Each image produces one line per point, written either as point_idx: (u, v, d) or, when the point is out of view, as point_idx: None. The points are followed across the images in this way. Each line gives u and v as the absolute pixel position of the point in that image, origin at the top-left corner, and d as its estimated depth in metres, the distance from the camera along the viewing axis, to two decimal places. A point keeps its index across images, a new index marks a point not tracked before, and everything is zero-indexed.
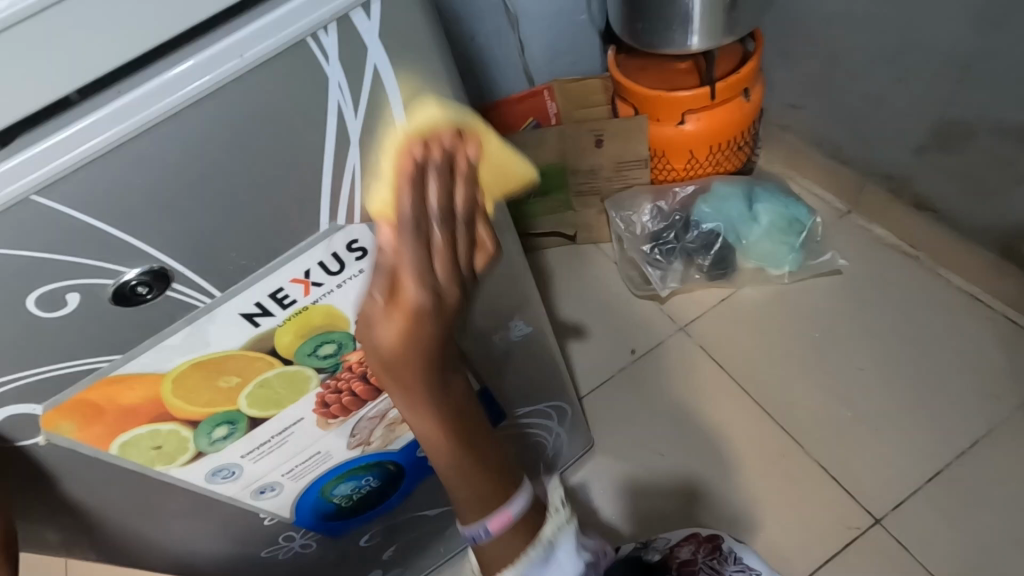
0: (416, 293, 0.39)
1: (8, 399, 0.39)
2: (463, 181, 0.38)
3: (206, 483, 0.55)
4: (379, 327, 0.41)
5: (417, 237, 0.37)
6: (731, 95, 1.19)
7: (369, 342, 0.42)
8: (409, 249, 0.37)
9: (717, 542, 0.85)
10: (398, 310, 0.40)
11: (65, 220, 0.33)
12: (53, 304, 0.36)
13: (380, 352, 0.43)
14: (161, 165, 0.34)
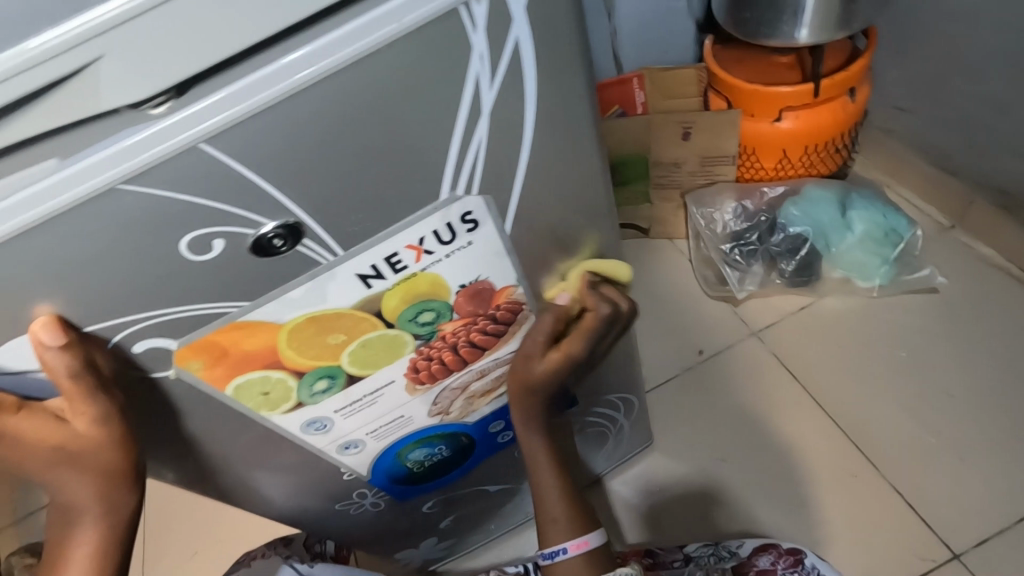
0: (572, 348, 0.61)
1: (148, 333, 0.41)
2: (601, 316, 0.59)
3: (301, 433, 0.58)
4: (536, 365, 0.62)
5: (582, 339, 0.61)
6: (835, 94, 1.13)
7: (522, 369, 0.63)
8: (574, 344, 0.61)
9: (800, 555, 0.81)
10: (555, 352, 0.61)
11: (224, 169, 0.35)
12: (200, 248, 0.38)
13: (529, 377, 0.63)
14: (310, 124, 0.35)
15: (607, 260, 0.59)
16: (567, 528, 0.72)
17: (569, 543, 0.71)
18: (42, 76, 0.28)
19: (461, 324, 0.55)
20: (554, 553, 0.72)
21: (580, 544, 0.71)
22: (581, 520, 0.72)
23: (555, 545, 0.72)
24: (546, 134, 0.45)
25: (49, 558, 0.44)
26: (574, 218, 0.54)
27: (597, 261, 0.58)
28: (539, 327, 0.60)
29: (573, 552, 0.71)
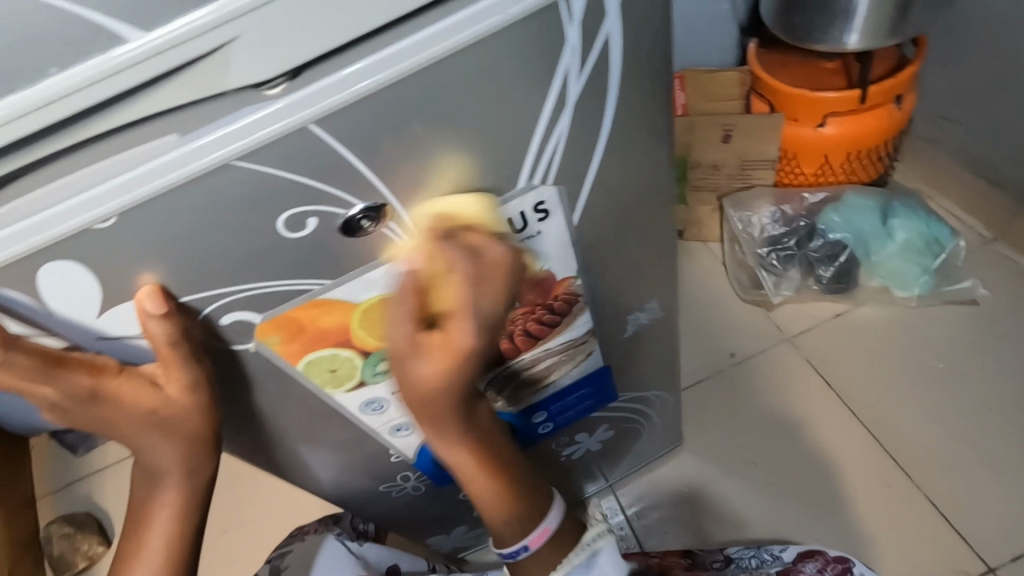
0: (465, 338, 0.43)
1: (236, 306, 0.43)
2: (490, 277, 0.42)
3: (358, 412, 0.60)
4: (416, 363, 0.44)
5: (472, 319, 0.42)
6: (881, 101, 1.13)
7: (402, 372, 0.45)
8: (467, 328, 0.43)
9: (848, 564, 0.80)
10: (441, 345, 0.43)
11: (328, 151, 0.36)
12: (296, 225, 0.39)
13: (416, 386, 0.46)
14: (411, 109, 0.36)
15: (468, 197, 0.42)
16: (524, 522, 0.59)
17: (529, 538, 0.59)
18: (181, 55, 0.30)
19: (520, 313, 0.56)
20: (513, 552, 0.59)
21: (539, 536, 0.59)
22: (532, 515, 0.59)
23: (512, 544, 0.59)
24: (622, 129, 0.46)
25: (131, 519, 0.46)
26: (636, 212, 0.55)
27: (455, 200, 0.42)
28: (409, 310, 0.42)
29: (535, 548, 0.59)
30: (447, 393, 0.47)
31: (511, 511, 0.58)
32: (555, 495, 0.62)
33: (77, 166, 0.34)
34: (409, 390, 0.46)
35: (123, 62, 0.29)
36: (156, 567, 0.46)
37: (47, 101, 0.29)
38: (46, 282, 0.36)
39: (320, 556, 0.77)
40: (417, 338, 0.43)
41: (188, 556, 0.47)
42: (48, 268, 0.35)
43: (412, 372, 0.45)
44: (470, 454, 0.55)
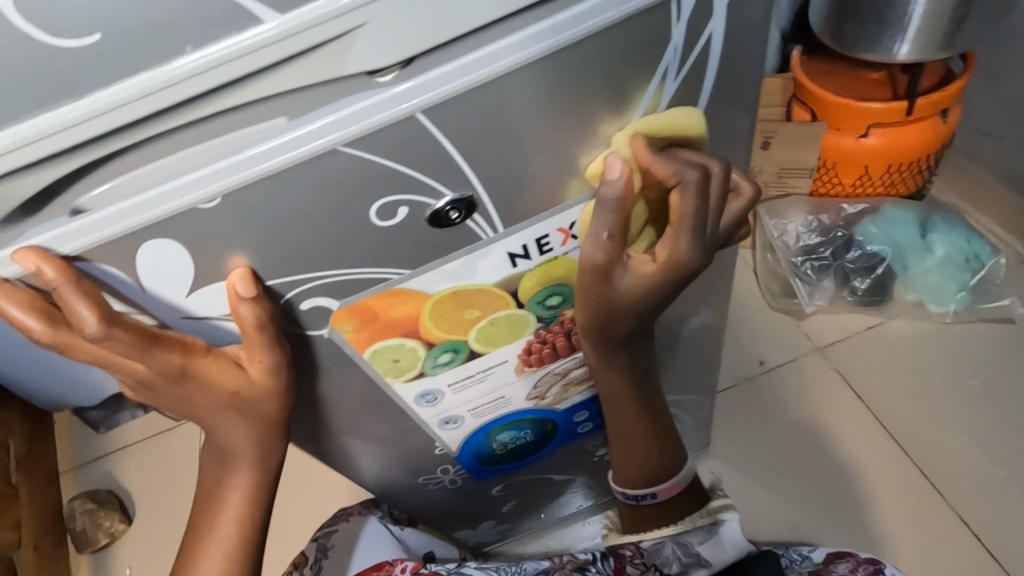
0: (679, 251, 0.43)
1: (317, 291, 0.43)
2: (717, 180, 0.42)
3: (413, 403, 0.60)
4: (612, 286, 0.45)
5: (699, 223, 0.42)
6: (926, 114, 1.12)
7: (598, 291, 0.46)
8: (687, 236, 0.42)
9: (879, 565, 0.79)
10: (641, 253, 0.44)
11: (431, 140, 0.36)
12: (387, 215, 0.39)
13: (610, 305, 0.47)
14: (514, 102, 0.37)
15: (670, 112, 0.42)
16: (657, 473, 0.67)
17: (657, 488, 0.67)
18: (310, 38, 0.30)
19: None
20: (639, 497, 0.68)
21: (669, 488, 0.67)
22: (664, 468, 0.67)
23: (642, 490, 0.68)
24: (707, 131, 0.46)
25: (201, 501, 0.46)
26: None
27: (658, 116, 0.41)
28: (617, 221, 0.41)
29: (661, 497, 0.68)
30: (627, 313, 0.48)
31: (651, 456, 0.66)
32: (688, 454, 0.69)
33: (186, 145, 0.34)
34: (597, 300, 0.46)
35: (257, 43, 0.29)
36: (225, 548, 0.46)
37: (180, 78, 0.30)
38: (144, 258, 0.36)
39: (362, 536, 0.79)
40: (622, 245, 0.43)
41: (255, 540, 0.47)
42: (149, 245, 0.35)
43: (606, 288, 0.45)
44: (625, 395, 0.59)
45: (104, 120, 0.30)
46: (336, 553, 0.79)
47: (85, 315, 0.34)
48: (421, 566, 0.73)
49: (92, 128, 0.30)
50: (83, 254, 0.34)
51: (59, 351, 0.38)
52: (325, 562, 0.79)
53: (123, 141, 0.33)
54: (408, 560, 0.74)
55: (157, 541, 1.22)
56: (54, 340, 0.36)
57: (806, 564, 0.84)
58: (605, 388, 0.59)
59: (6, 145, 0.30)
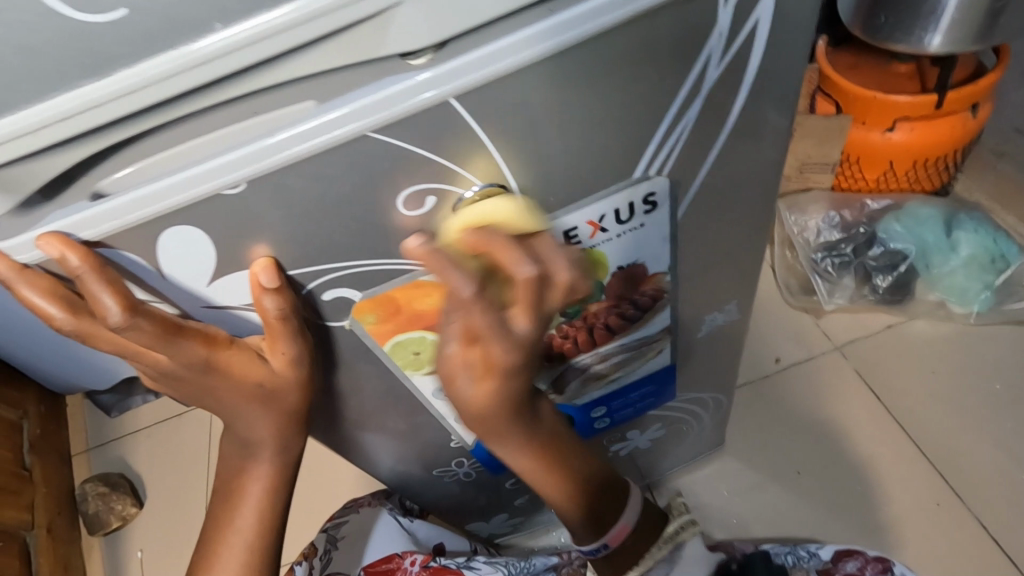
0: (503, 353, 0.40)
1: (342, 282, 0.42)
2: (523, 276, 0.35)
3: (431, 397, 0.59)
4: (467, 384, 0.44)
5: (503, 333, 0.38)
6: (957, 109, 1.09)
7: (457, 394, 0.46)
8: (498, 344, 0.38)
9: (888, 564, 0.78)
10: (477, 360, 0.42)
11: (464, 127, 0.35)
12: (416, 204, 0.38)
13: (471, 408, 0.47)
14: (551, 89, 0.35)
15: (496, 201, 0.38)
16: (603, 523, 0.66)
17: (607, 537, 0.66)
18: (346, 17, 0.29)
19: (605, 306, 0.56)
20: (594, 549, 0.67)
21: (615, 532, 0.66)
22: (609, 515, 0.66)
23: (593, 543, 0.66)
24: (746, 123, 0.44)
25: (221, 490, 0.46)
26: (737, 210, 0.53)
27: (473, 208, 0.38)
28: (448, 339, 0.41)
29: (614, 544, 0.66)
30: (500, 403, 0.47)
31: (584, 509, 0.64)
32: (627, 494, 0.67)
33: (213, 128, 0.33)
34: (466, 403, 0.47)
35: (292, 21, 0.28)
36: (247, 538, 0.45)
37: (210, 58, 0.28)
38: (166, 245, 0.35)
39: (375, 527, 0.77)
40: (460, 360, 0.42)
41: (275, 531, 0.47)
42: (171, 232, 0.34)
43: (462, 393, 0.46)
44: (533, 464, 0.57)
45: (130, 100, 0.29)
46: (348, 544, 0.76)
47: (109, 303, 0.33)
48: (432, 559, 0.74)
49: (116, 110, 0.29)
50: (105, 241, 0.33)
51: (79, 340, 0.37)
52: (335, 554, 0.75)
53: (149, 122, 0.32)
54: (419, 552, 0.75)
55: (168, 529, 1.22)
56: (75, 329, 0.35)
57: (814, 560, 0.82)
58: (511, 462, 0.58)
59: (29, 125, 0.29)
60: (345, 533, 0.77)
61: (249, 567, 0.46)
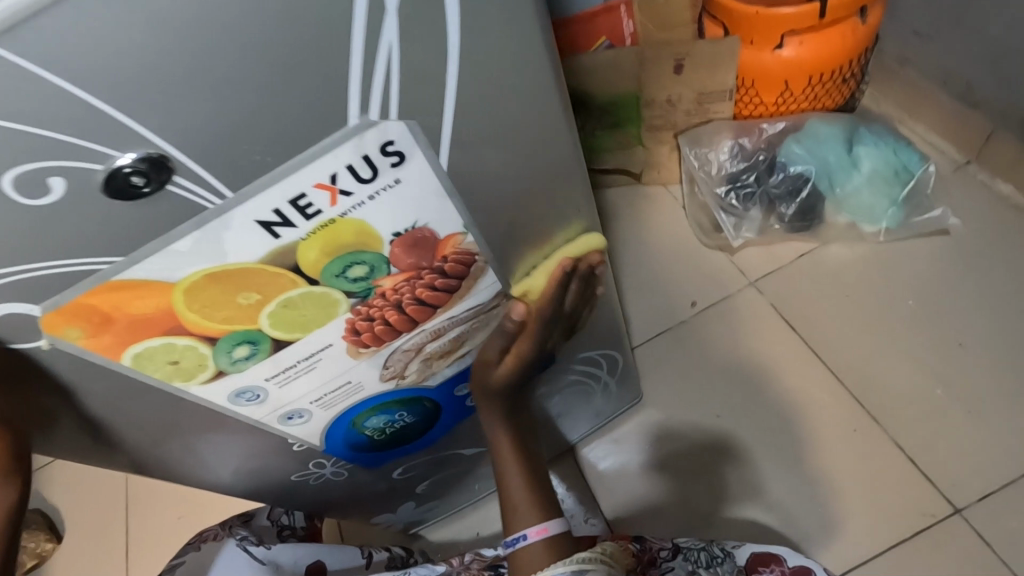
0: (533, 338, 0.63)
1: (6, 294, 0.35)
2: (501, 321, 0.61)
3: (231, 404, 0.52)
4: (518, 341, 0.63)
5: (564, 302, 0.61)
6: (844, 15, 1.01)
7: (482, 378, 0.66)
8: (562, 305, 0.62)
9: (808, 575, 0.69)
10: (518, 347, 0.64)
11: (41, 83, 0.28)
12: (37, 190, 0.31)
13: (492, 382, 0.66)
14: (148, 14, 0.27)
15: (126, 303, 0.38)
16: (524, 518, 0.67)
17: (529, 529, 0.66)
18: None
19: (403, 279, 0.49)
20: (514, 541, 0.66)
21: (540, 530, 0.66)
22: (540, 505, 0.67)
23: (516, 533, 0.67)
24: (477, 39, 0.37)
25: None
26: (524, 146, 0.46)
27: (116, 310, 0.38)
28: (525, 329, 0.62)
29: (535, 539, 0.66)
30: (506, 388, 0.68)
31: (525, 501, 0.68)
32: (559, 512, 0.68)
33: None
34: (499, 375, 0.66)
35: None
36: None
37: None
38: None
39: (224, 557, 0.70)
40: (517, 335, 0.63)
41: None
42: None
43: (480, 376, 0.66)
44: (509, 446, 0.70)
45: None
46: None
47: None
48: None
49: None
50: None
51: None
52: None
53: None
54: None
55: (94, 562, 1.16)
56: None
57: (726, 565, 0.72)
58: (490, 439, 0.70)
59: None
60: (183, 573, 0.69)
61: None
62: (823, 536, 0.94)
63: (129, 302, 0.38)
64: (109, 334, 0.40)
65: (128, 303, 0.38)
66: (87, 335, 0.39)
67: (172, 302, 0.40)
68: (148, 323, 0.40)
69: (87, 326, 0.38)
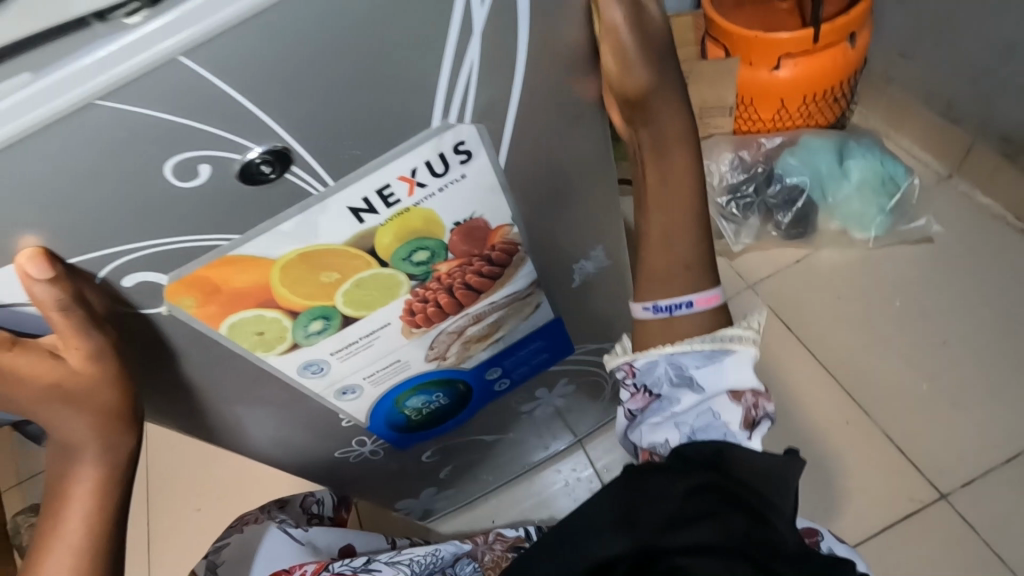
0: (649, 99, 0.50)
1: (140, 266, 0.40)
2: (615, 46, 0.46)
3: (298, 376, 0.58)
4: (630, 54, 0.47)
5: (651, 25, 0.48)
6: (835, 40, 1.09)
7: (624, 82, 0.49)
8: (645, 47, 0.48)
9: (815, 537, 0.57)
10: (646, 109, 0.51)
11: (210, 88, 0.34)
12: (187, 174, 0.37)
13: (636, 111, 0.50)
14: (297, 35, 0.34)
15: (231, 276, 0.44)
16: (687, 275, 0.56)
17: (694, 295, 0.56)
18: None
19: (456, 265, 0.55)
20: (673, 307, 0.56)
21: (708, 296, 0.56)
22: (708, 263, 0.57)
23: (677, 300, 0.56)
24: (537, 56, 0.44)
25: (47, 499, 0.43)
26: (564, 148, 0.53)
27: (223, 283, 0.44)
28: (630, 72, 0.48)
29: (701, 303, 0.56)
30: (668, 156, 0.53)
31: (687, 253, 0.56)
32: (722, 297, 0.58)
33: None
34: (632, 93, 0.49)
35: None
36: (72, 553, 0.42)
37: None
38: None
39: (263, 545, 0.69)
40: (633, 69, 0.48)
41: (110, 543, 0.43)
42: None
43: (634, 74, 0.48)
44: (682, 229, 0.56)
45: None
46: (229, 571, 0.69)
47: None
48: (326, 568, 0.62)
49: None
50: None
51: None
52: None
53: None
54: (310, 562, 0.63)
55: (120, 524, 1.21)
56: None
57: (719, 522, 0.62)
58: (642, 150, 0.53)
59: None
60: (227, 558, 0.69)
61: None
62: (819, 521, 1.00)
63: (234, 275, 0.44)
64: (212, 304, 0.46)
65: (232, 276, 0.44)
66: (195, 306, 0.45)
67: (267, 274, 0.46)
68: (243, 292, 0.46)
69: (196, 296, 0.44)
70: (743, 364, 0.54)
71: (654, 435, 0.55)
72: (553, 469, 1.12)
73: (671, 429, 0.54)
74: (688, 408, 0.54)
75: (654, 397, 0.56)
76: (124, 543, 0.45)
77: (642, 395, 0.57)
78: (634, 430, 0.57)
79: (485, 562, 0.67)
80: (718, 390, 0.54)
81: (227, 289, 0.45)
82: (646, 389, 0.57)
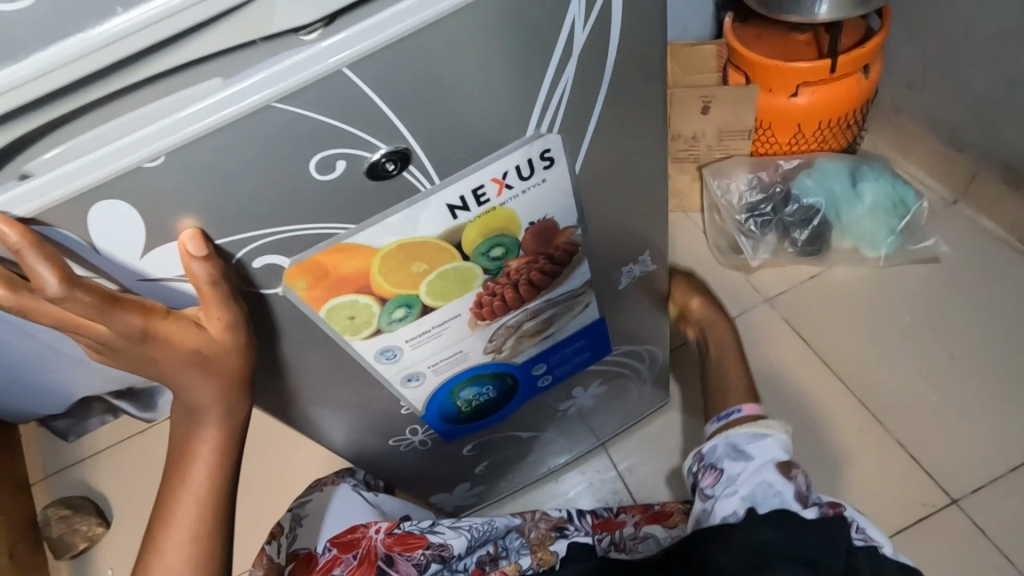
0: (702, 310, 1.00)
1: (268, 247, 0.46)
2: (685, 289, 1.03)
3: (373, 361, 0.63)
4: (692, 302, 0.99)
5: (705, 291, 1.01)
6: (850, 70, 1.17)
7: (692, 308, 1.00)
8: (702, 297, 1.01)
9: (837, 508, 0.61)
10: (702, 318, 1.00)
11: (359, 94, 0.40)
12: (326, 168, 0.42)
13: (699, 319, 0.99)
14: (432, 51, 0.40)
15: (338, 261, 0.49)
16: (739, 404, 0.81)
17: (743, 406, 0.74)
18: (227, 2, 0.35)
19: (525, 262, 0.61)
20: (729, 414, 0.73)
21: (752, 408, 0.73)
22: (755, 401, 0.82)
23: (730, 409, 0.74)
24: (617, 76, 0.50)
25: (173, 456, 0.48)
26: (629, 160, 0.59)
27: (329, 267, 0.49)
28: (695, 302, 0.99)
29: (747, 411, 0.73)
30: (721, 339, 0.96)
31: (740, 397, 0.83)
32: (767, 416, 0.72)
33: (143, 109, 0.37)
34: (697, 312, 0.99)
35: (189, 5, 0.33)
36: (198, 500, 0.48)
37: None
38: (95, 221, 0.39)
39: (342, 501, 0.76)
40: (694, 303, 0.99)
41: (226, 493, 0.50)
42: (101, 208, 0.38)
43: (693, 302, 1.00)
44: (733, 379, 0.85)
45: (48, 80, 0.34)
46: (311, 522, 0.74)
47: (46, 276, 0.37)
48: (397, 526, 0.71)
49: (33, 91, 0.34)
50: (40, 217, 0.37)
51: (64, 325, 0.41)
52: (299, 532, 0.74)
53: (69, 103, 0.37)
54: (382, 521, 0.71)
55: None
56: (62, 320, 0.41)
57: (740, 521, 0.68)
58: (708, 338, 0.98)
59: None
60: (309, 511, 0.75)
61: (195, 546, 0.48)
62: None
63: (341, 260, 0.49)
64: (316, 286, 0.51)
65: (338, 260, 0.49)
66: (303, 288, 0.50)
67: (368, 264, 0.51)
68: (345, 279, 0.51)
69: (306, 277, 0.49)
70: (784, 443, 0.66)
71: (726, 505, 0.62)
72: (578, 471, 1.17)
73: (737, 498, 0.62)
74: (748, 480, 0.63)
75: (719, 474, 0.66)
76: (233, 498, 0.51)
77: (711, 472, 0.67)
78: (707, 510, 0.64)
79: (531, 537, 0.73)
80: (768, 461, 0.64)
81: (331, 274, 0.50)
82: (713, 467, 0.67)
